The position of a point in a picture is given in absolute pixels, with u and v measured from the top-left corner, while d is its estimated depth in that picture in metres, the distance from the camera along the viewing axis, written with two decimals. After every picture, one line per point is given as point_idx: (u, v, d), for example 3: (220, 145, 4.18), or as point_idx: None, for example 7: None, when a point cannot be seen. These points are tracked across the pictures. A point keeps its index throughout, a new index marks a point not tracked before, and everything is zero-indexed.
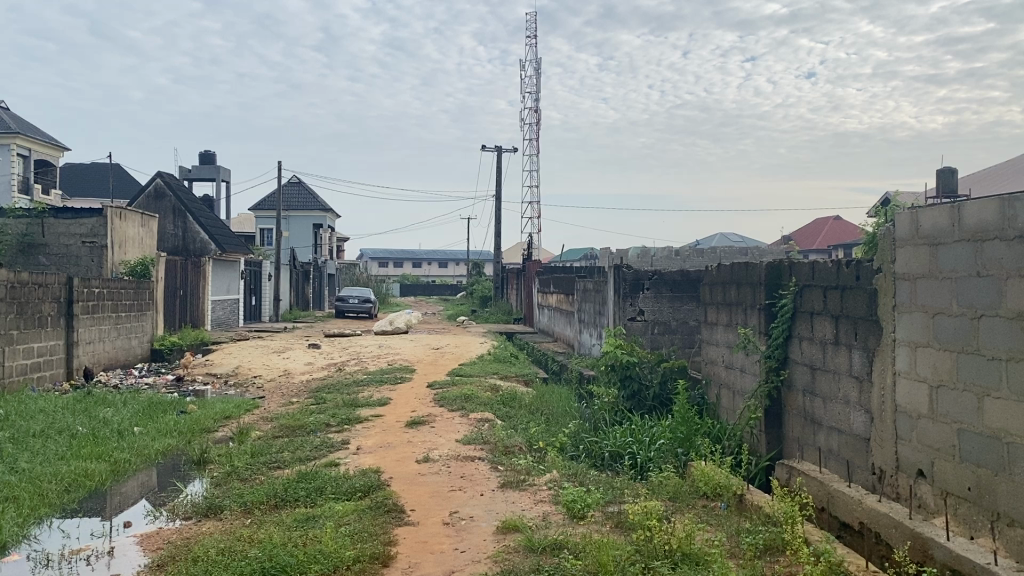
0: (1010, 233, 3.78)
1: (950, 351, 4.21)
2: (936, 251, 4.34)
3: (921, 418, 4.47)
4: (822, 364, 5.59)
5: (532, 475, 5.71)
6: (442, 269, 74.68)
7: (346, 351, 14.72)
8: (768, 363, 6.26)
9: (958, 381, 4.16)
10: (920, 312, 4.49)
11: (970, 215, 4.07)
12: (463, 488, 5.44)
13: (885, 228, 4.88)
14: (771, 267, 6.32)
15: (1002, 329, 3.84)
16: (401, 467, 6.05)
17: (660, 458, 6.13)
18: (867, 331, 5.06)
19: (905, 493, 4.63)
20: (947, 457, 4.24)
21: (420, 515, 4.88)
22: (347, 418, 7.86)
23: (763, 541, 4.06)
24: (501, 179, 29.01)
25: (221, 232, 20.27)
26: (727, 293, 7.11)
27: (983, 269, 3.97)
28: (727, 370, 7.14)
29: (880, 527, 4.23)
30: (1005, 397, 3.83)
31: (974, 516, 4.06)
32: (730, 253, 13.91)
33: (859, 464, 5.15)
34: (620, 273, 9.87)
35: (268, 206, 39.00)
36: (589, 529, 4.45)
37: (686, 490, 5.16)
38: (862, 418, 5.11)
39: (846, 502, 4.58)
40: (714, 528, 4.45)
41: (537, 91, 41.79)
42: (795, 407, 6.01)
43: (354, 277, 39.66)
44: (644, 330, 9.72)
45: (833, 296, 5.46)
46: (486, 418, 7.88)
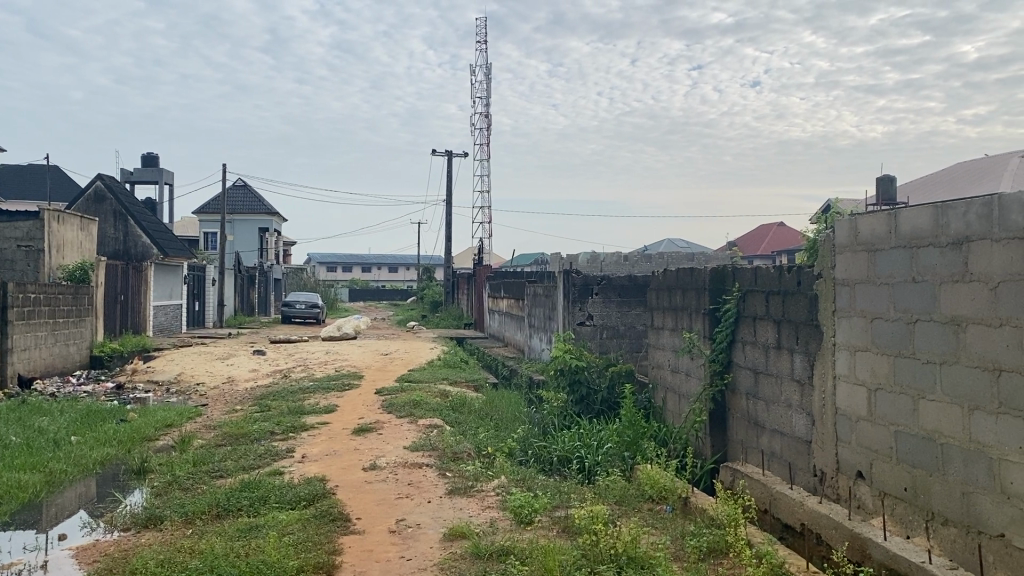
0: (944, 240, 3.88)
1: (888, 355, 4.31)
2: (874, 257, 4.44)
3: (860, 421, 4.56)
4: (765, 368, 5.68)
5: (480, 481, 5.70)
6: (392, 274, 74.28)
7: (292, 358, 14.53)
8: (713, 366, 6.33)
9: (895, 384, 4.26)
10: (858, 317, 4.59)
11: (905, 222, 4.17)
12: (410, 496, 5.41)
13: (824, 234, 4.99)
14: (715, 272, 6.41)
15: (937, 334, 3.95)
16: (348, 474, 5.99)
17: (608, 461, 6.17)
18: (808, 335, 5.15)
19: (844, 494, 4.73)
20: (885, 459, 4.33)
21: (367, 523, 4.84)
22: (292, 426, 7.76)
23: (706, 544, 4.10)
24: (450, 184, 28.98)
25: (163, 236, 19.86)
26: (674, 297, 7.19)
27: (919, 275, 4.07)
28: (672, 373, 7.23)
29: (820, 527, 4.31)
30: (940, 399, 3.93)
31: (909, 516, 4.16)
32: (677, 259, 14.09)
33: (801, 466, 5.25)
34: (569, 278, 9.90)
35: (214, 209, 38.34)
36: (536, 534, 4.46)
37: (633, 493, 5.19)
38: (803, 421, 5.21)
39: (787, 504, 4.66)
40: (659, 531, 4.49)
41: (489, 96, 41.77)
42: (739, 409, 6.10)
43: (301, 281, 39.19)
44: (593, 335, 9.78)
45: (775, 300, 5.56)
46: (435, 424, 7.84)
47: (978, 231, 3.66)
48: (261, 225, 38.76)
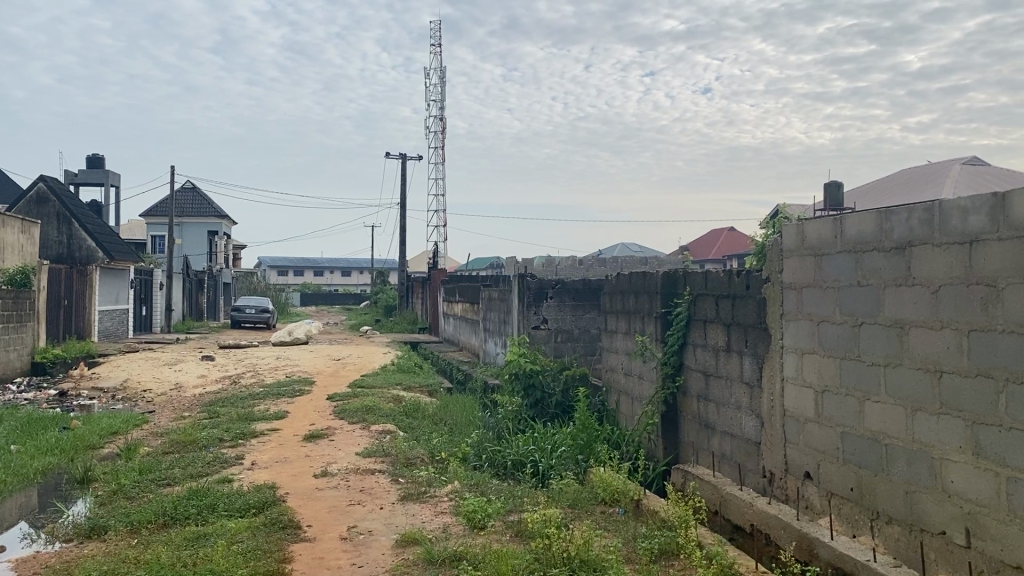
0: (887, 245, 3.97)
1: (834, 357, 4.39)
2: (820, 261, 4.53)
3: (807, 422, 4.64)
4: (715, 370, 5.75)
5: (433, 487, 5.66)
6: (346, 278, 73.65)
7: (242, 363, 14.29)
8: (665, 369, 6.39)
9: (841, 387, 4.34)
10: (805, 320, 4.67)
11: (850, 227, 4.25)
12: (362, 502, 5.35)
13: (773, 239, 5.07)
14: (667, 276, 6.47)
15: (881, 336, 4.03)
16: (299, 482, 5.90)
17: (562, 465, 6.18)
18: (757, 338, 5.23)
19: (792, 495, 4.80)
20: (832, 460, 4.41)
21: (318, 530, 4.77)
22: (242, 432, 7.63)
23: (658, 545, 4.13)
24: (404, 188, 28.86)
25: (109, 240, 19.43)
26: (627, 301, 7.24)
27: (863, 279, 4.16)
28: (626, 376, 7.27)
29: (769, 528, 4.37)
30: (884, 401, 4.02)
31: (855, 515, 4.24)
32: (632, 263, 14.18)
33: (750, 467, 5.32)
34: (524, 282, 9.91)
35: (162, 212, 37.62)
36: (489, 539, 4.44)
37: (586, 496, 5.21)
38: (752, 423, 5.28)
39: (737, 505, 4.71)
40: (612, 534, 4.51)
41: (443, 100, 41.55)
42: (690, 412, 6.15)
43: (252, 286, 38.61)
44: (547, 339, 9.78)
45: (724, 304, 5.63)
46: (388, 430, 7.78)
47: (920, 236, 3.75)
48: (211, 229, 38.13)
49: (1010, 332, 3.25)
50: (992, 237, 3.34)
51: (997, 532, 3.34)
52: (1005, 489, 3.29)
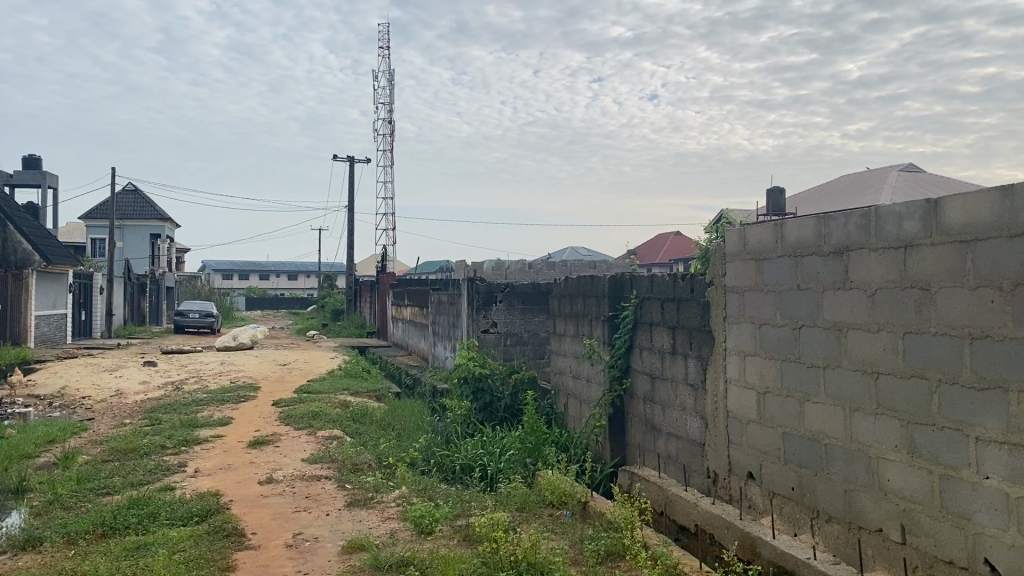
0: (826, 249, 4.07)
1: (775, 359, 4.49)
2: (761, 265, 4.62)
3: (750, 423, 4.73)
4: (660, 373, 5.83)
5: (380, 492, 5.63)
6: (293, 283, 72.73)
7: (185, 369, 14.02)
8: (612, 371, 6.44)
9: (782, 388, 4.44)
10: (747, 323, 4.76)
11: (790, 232, 4.35)
12: (308, 509, 5.29)
13: (716, 243, 5.16)
14: (614, 280, 6.54)
15: (820, 339, 4.13)
16: (242, 489, 5.81)
17: (510, 469, 6.19)
18: (701, 341, 5.31)
19: (736, 495, 4.88)
20: (774, 460, 4.50)
21: (262, 538, 4.71)
22: (184, 439, 7.48)
23: (604, 547, 4.17)
24: (352, 192, 28.64)
25: (46, 243, 18.89)
26: (575, 304, 7.29)
27: (803, 283, 4.26)
28: (574, 380, 7.31)
29: (713, 528, 4.44)
30: (823, 402, 4.11)
31: (796, 514, 4.34)
32: (581, 266, 14.28)
33: (695, 468, 5.40)
34: (473, 286, 9.91)
35: (102, 215, 36.71)
36: (436, 544, 4.43)
37: (534, 499, 5.23)
38: (697, 424, 5.36)
39: (682, 506, 4.78)
40: (559, 536, 4.53)
41: (392, 103, 41.25)
42: (637, 414, 6.22)
43: (196, 290, 37.87)
44: (497, 342, 9.76)
45: (669, 307, 5.71)
46: (335, 436, 7.71)
47: (857, 240, 3.85)
48: (153, 232, 37.34)
49: (943, 334, 3.35)
50: (925, 242, 3.45)
51: (931, 528, 3.44)
52: (938, 487, 3.40)
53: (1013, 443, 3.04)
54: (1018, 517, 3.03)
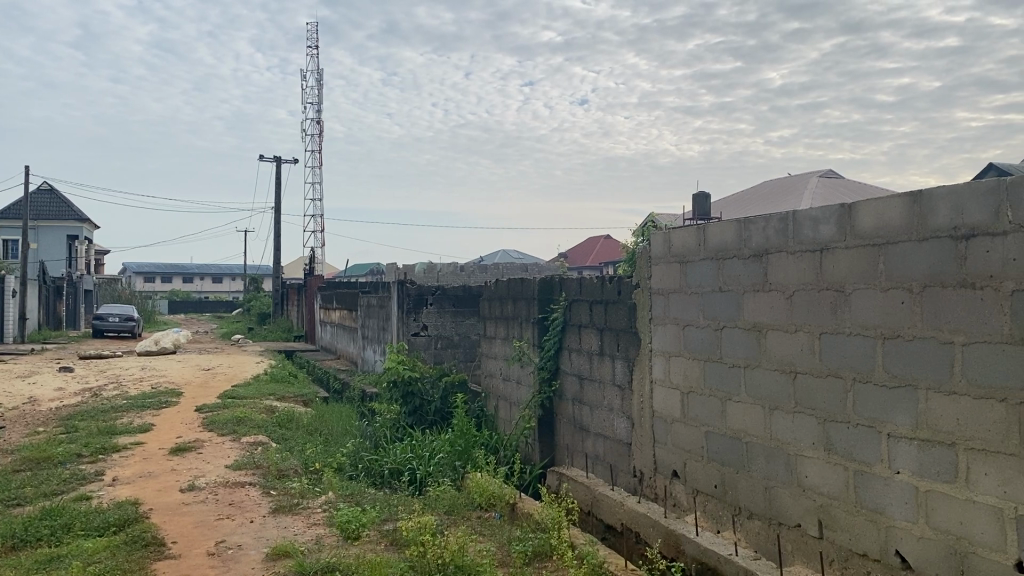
0: (746, 252, 4.17)
1: (698, 360, 4.58)
2: (685, 268, 4.71)
3: (674, 422, 4.82)
4: (588, 375, 5.89)
5: (306, 498, 5.54)
6: (219, 286, 71.11)
7: (103, 375, 13.56)
8: (542, 373, 6.48)
9: (705, 388, 4.53)
10: (672, 324, 4.85)
11: (712, 235, 4.44)
12: (231, 516, 5.18)
13: (643, 246, 5.24)
14: (544, 282, 6.59)
15: (741, 340, 4.23)
16: (162, 497, 5.65)
17: (439, 472, 6.17)
18: (628, 342, 5.39)
19: (661, 493, 4.97)
20: (697, 458, 4.60)
21: (183, 547, 4.59)
22: (101, 447, 7.25)
23: (531, 548, 4.20)
24: (280, 193, 28.19)
25: None
26: (505, 307, 7.31)
27: (725, 286, 4.36)
28: (504, 382, 7.34)
29: (639, 527, 4.50)
30: (744, 401, 4.22)
31: (719, 511, 4.43)
32: (511, 269, 14.32)
33: (621, 467, 5.47)
34: (403, 289, 9.84)
35: (14, 215, 35.27)
36: (363, 549, 4.38)
37: (462, 502, 5.21)
38: (624, 424, 5.43)
39: (608, 505, 4.84)
40: (487, 538, 4.54)
41: (320, 103, 40.57)
42: (565, 415, 6.27)
43: (115, 294, 36.67)
44: (427, 345, 9.71)
45: (597, 309, 5.78)
46: (260, 441, 7.56)
47: (775, 244, 3.96)
48: (70, 233, 36.06)
49: (857, 334, 3.47)
50: (840, 245, 3.57)
51: (846, 523, 3.56)
52: (853, 482, 3.51)
53: (922, 439, 3.16)
54: (927, 510, 3.15)
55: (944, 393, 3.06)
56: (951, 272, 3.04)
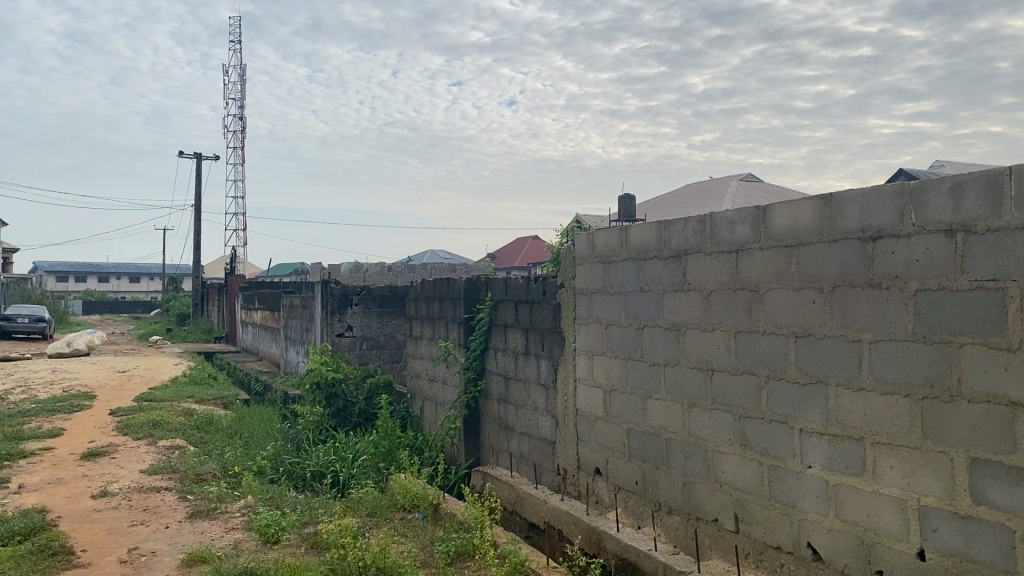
0: (666, 253, 4.25)
1: (621, 358, 4.64)
2: (608, 268, 4.77)
3: (597, 421, 4.87)
4: (514, 374, 5.91)
5: (224, 502, 5.42)
6: (137, 286, 68.95)
7: (9, 378, 12.99)
8: (467, 373, 6.47)
9: (627, 386, 4.59)
10: (595, 323, 4.90)
11: (634, 236, 4.51)
12: (145, 522, 5.03)
13: (567, 246, 5.28)
14: (469, 282, 6.59)
15: (661, 339, 4.30)
16: (72, 504, 5.45)
17: (362, 475, 6.11)
18: (552, 342, 5.43)
19: (584, 491, 5.02)
20: (619, 455, 4.66)
21: (93, 555, 4.43)
22: (7, 453, 6.94)
23: (454, 548, 4.19)
24: (201, 191, 27.50)
25: None
26: (431, 307, 7.28)
27: (646, 286, 4.43)
28: (429, 382, 7.32)
29: (562, 524, 4.54)
30: (664, 398, 4.29)
31: (639, 508, 4.50)
32: (439, 270, 14.27)
33: (545, 466, 5.51)
34: (327, 289, 9.70)
35: None
36: (282, 553, 4.31)
37: (385, 504, 5.16)
38: (548, 423, 5.47)
39: (532, 503, 4.86)
40: (410, 538, 4.52)
41: (243, 99, 39.60)
42: (491, 415, 6.27)
43: (24, 294, 35.16)
44: (352, 346, 9.59)
45: (523, 309, 5.80)
46: (177, 445, 7.36)
47: (694, 245, 4.04)
48: None
49: (771, 332, 3.57)
50: (755, 246, 3.66)
51: (760, 517, 3.66)
52: (767, 477, 3.61)
53: (831, 435, 3.27)
54: (836, 502, 3.26)
55: (852, 389, 3.17)
56: (859, 272, 3.15)
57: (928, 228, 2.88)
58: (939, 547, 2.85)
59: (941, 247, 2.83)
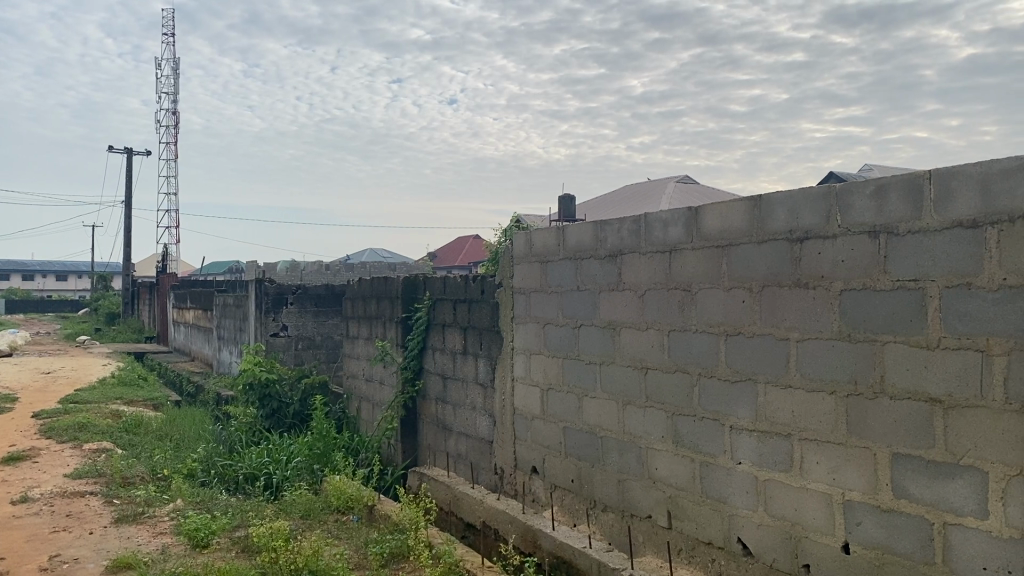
0: (602, 253, 4.28)
1: (558, 357, 4.66)
2: (545, 268, 4.79)
3: (534, 419, 4.89)
4: (452, 374, 5.89)
5: (152, 506, 5.28)
6: (65, 284, 66.83)
7: None
8: (404, 373, 6.42)
9: (564, 385, 4.62)
10: (533, 323, 4.91)
11: (570, 235, 4.53)
12: (68, 528, 4.87)
13: (505, 246, 5.28)
14: (407, 281, 6.54)
15: (597, 337, 4.33)
16: None
17: (296, 477, 6.01)
18: (490, 341, 5.42)
19: (521, 489, 5.03)
20: (556, 454, 4.68)
21: (11, 563, 4.27)
22: None
23: (389, 549, 4.15)
24: (132, 187, 26.77)
25: None
26: (368, 306, 7.21)
27: (582, 285, 4.45)
28: (366, 383, 7.25)
29: (498, 524, 4.54)
30: (600, 397, 4.32)
31: (575, 505, 4.53)
32: (378, 268, 14.13)
33: (483, 465, 5.51)
34: (262, 287, 9.54)
35: None
36: (211, 557, 4.22)
37: (319, 506, 5.09)
38: (486, 422, 5.46)
39: (469, 503, 4.85)
40: (343, 541, 4.47)
41: (177, 93, 38.57)
42: (429, 415, 6.24)
43: None
44: (287, 346, 9.45)
45: (461, 308, 5.78)
46: (103, 448, 7.14)
47: (629, 245, 4.08)
48: None
49: (703, 331, 3.62)
50: (687, 246, 3.71)
51: (692, 513, 3.71)
52: (698, 473, 3.66)
53: (760, 431, 3.33)
54: (765, 498, 3.32)
55: (781, 386, 3.24)
56: (787, 272, 3.21)
57: (853, 229, 2.95)
58: (863, 540, 2.92)
59: (866, 248, 2.90)
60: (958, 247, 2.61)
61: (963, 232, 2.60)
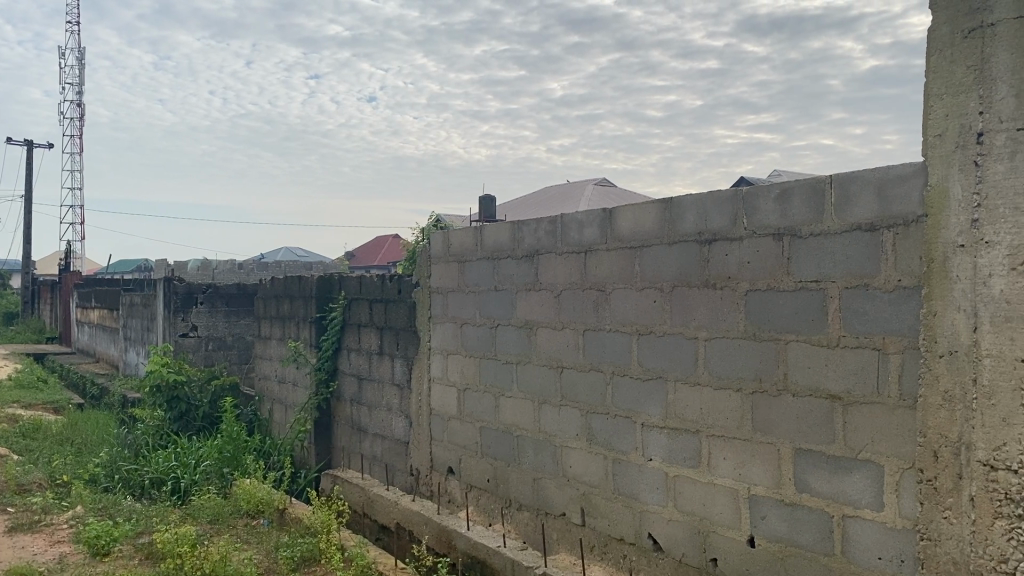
0: (519, 253, 4.30)
1: (474, 357, 4.66)
2: (462, 267, 4.78)
3: (451, 420, 4.87)
4: (367, 374, 5.82)
5: (50, 514, 5.06)
6: None
7: None
8: (319, 374, 6.31)
9: (480, 384, 4.62)
10: (450, 323, 4.90)
11: (488, 235, 4.54)
12: None
13: (422, 245, 5.24)
14: (322, 280, 6.44)
15: (514, 337, 4.35)
16: None
17: (205, 481, 5.85)
18: (407, 341, 5.38)
19: (436, 490, 5.01)
20: (472, 453, 4.67)
21: None
22: None
23: (299, 553, 4.07)
24: (33, 181, 25.60)
25: None
26: (281, 306, 7.07)
27: (500, 284, 4.46)
28: (279, 385, 7.10)
29: (413, 525, 4.51)
30: (516, 396, 4.33)
31: (490, 505, 4.54)
32: (294, 267, 13.87)
33: (398, 466, 5.46)
34: (170, 286, 9.26)
35: None
36: (112, 565, 4.07)
37: (227, 510, 4.96)
38: (401, 423, 5.42)
39: (383, 505, 4.80)
40: (251, 545, 4.37)
41: (83, 84, 37.03)
42: (343, 416, 6.16)
43: None
44: (197, 347, 9.22)
45: (377, 308, 5.72)
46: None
47: (546, 245, 4.10)
48: None
49: (616, 331, 3.68)
50: (602, 246, 3.76)
51: (605, 510, 3.76)
52: (611, 470, 3.71)
53: (670, 428, 3.40)
54: (674, 493, 3.39)
55: (690, 384, 3.31)
56: (695, 273, 3.29)
57: (759, 231, 3.04)
58: (767, 534, 3.01)
59: (770, 249, 2.99)
60: (857, 249, 2.71)
61: (862, 234, 2.70)
